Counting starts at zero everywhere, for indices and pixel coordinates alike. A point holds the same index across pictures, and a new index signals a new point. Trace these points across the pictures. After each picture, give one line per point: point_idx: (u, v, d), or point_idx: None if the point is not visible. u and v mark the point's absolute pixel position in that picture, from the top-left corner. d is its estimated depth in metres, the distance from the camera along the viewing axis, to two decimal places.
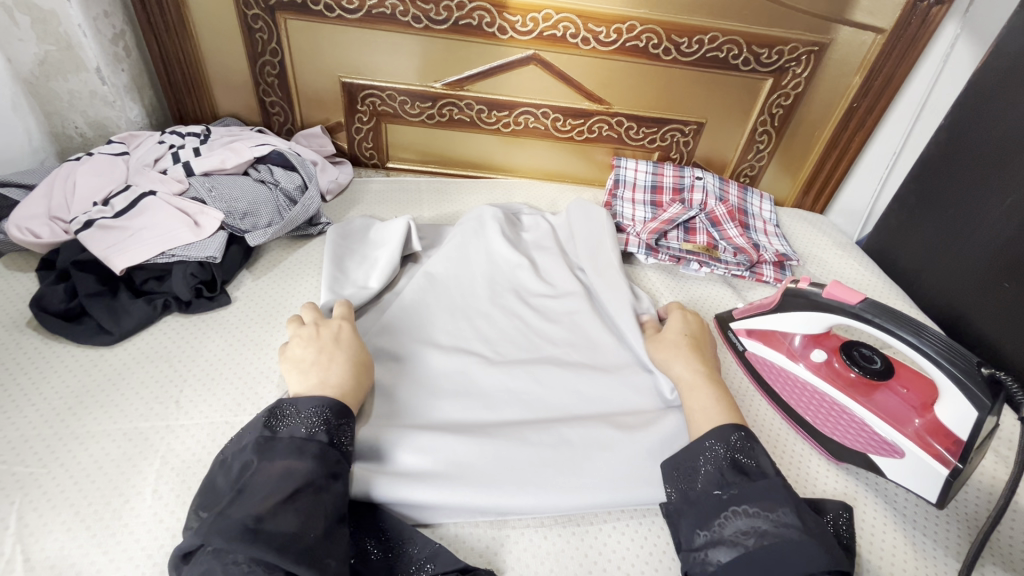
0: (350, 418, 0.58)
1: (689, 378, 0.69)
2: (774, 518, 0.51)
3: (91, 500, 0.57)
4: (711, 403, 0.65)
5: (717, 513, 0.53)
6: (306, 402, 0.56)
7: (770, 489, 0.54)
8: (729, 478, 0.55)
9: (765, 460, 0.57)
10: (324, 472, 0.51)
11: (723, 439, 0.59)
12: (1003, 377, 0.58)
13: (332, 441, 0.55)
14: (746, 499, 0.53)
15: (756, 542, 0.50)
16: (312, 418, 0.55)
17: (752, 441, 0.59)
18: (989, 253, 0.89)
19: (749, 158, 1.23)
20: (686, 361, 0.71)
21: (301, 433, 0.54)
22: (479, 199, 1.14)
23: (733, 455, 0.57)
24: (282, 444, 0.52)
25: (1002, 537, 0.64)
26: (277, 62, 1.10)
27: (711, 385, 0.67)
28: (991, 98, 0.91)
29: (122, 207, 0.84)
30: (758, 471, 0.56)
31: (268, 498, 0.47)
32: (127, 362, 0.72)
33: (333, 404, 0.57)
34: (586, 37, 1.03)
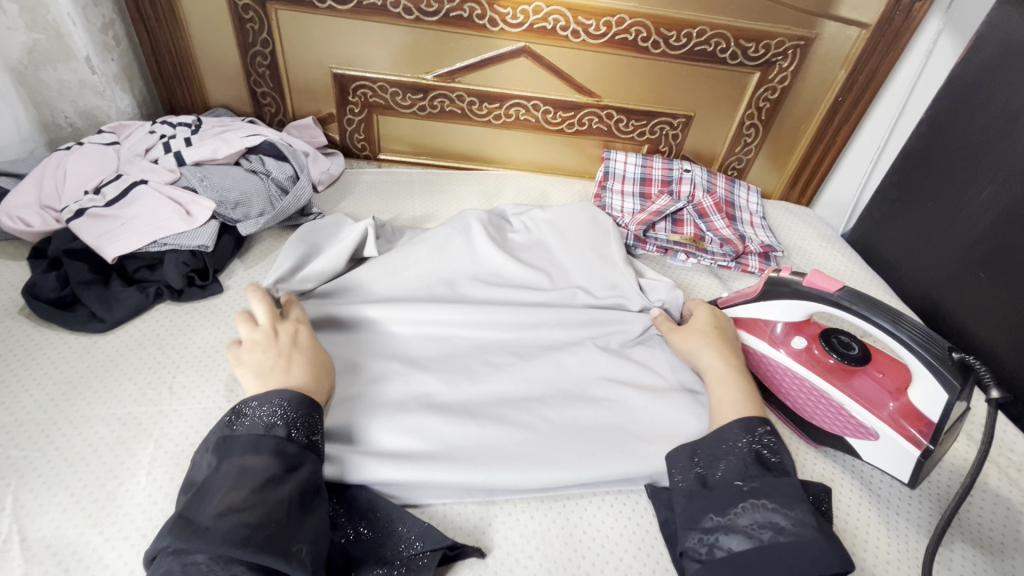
0: (316, 410, 0.58)
1: (720, 370, 0.70)
2: (791, 515, 0.52)
3: (86, 482, 0.58)
4: (736, 400, 0.65)
5: (733, 504, 0.54)
6: (264, 398, 0.56)
7: (788, 488, 0.55)
8: (753, 471, 0.56)
9: (788, 458, 0.58)
10: (284, 467, 0.52)
11: (749, 431, 0.60)
12: (973, 362, 0.60)
13: (291, 435, 0.54)
14: (765, 493, 0.54)
15: (771, 536, 0.51)
16: (269, 414, 0.55)
17: (777, 436, 0.60)
18: (965, 244, 0.92)
19: (737, 151, 1.24)
20: (721, 353, 0.72)
21: (259, 429, 0.53)
22: (469, 190, 1.15)
23: (756, 448, 0.58)
24: (239, 441, 0.53)
25: (971, 514, 0.67)
26: (268, 53, 1.10)
27: (741, 380, 0.68)
28: (970, 93, 0.93)
29: (113, 196, 0.84)
30: (780, 468, 0.57)
31: (229, 498, 0.48)
32: (120, 349, 0.73)
33: (293, 397, 0.56)
34: (576, 30, 1.04)
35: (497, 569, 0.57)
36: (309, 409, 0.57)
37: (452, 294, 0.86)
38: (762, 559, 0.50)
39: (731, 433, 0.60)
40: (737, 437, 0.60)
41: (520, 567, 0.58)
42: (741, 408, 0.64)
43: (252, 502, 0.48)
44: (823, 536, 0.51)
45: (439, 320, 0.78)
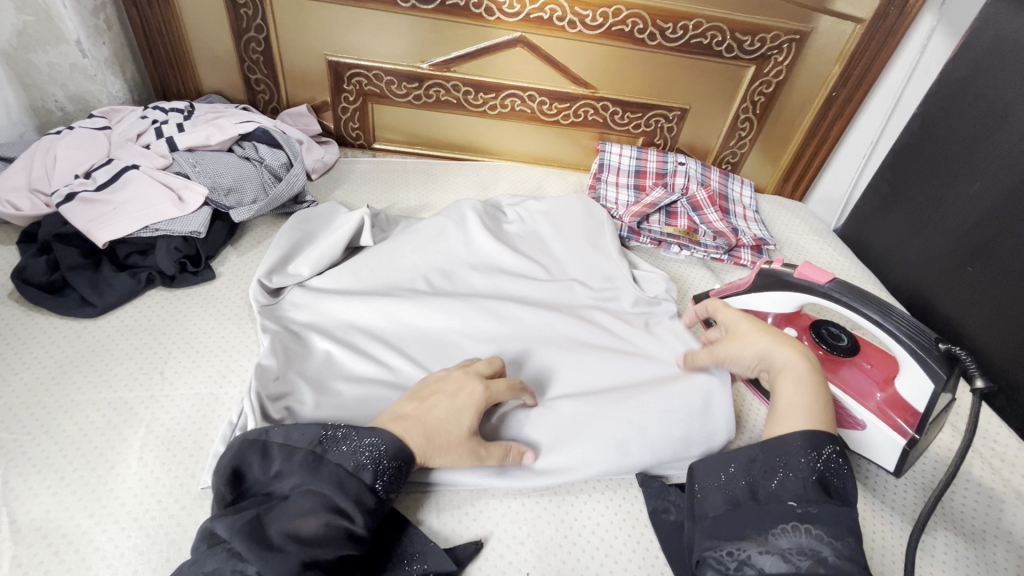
0: (406, 465, 0.53)
1: (797, 368, 0.63)
2: (839, 546, 0.48)
3: (76, 466, 0.58)
4: (820, 403, 0.59)
5: (784, 524, 0.50)
6: (373, 436, 0.53)
7: (845, 517, 0.50)
8: (810, 494, 0.51)
9: (852, 484, 0.53)
10: (361, 514, 0.49)
11: (815, 447, 0.54)
12: (959, 352, 0.61)
13: (375, 485, 0.51)
14: (820, 520, 0.49)
15: (810, 563, 0.47)
16: (366, 453, 0.52)
17: (843, 460, 0.54)
18: (955, 237, 0.93)
19: (731, 145, 1.25)
20: (797, 348, 0.65)
21: (348, 464, 0.51)
22: (465, 181, 1.15)
23: (820, 469, 0.53)
24: (325, 469, 0.50)
25: (953, 503, 0.68)
26: (262, 38, 1.09)
27: (820, 382, 0.62)
28: (962, 90, 0.93)
29: (104, 180, 0.84)
30: (841, 494, 0.51)
31: (304, 524, 0.47)
32: (112, 334, 0.72)
33: (392, 448, 0.53)
34: (573, 21, 1.04)
35: (489, 555, 0.58)
36: (406, 463, 0.53)
37: (446, 284, 0.86)
38: None
39: (793, 446, 0.55)
40: (801, 455, 0.54)
41: (511, 553, 0.58)
42: (822, 414, 0.58)
43: (319, 537, 0.47)
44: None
45: (432, 310, 0.79)
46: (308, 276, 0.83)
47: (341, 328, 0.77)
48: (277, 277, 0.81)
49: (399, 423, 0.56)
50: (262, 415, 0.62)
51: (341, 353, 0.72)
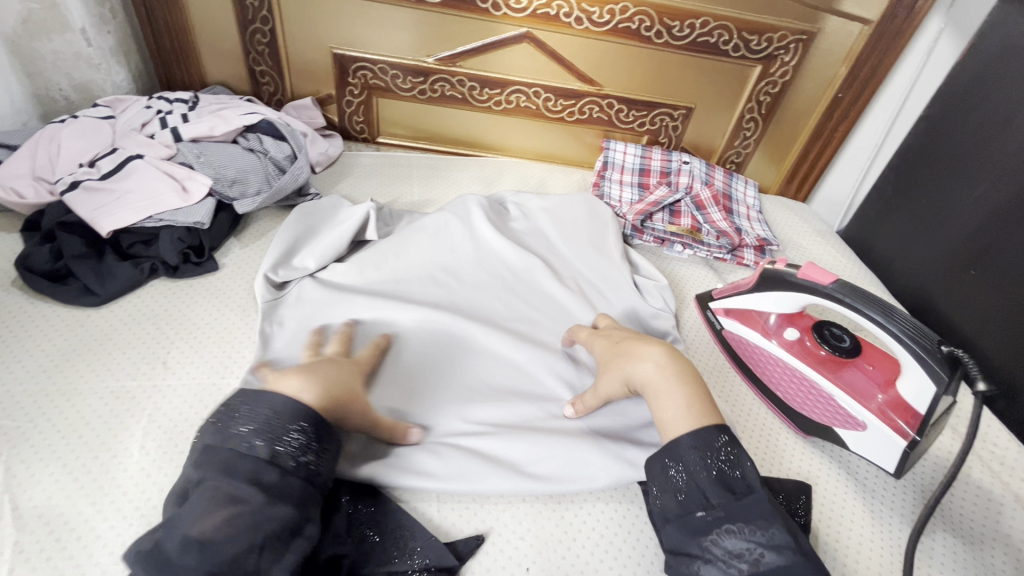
0: (307, 422, 0.53)
1: (655, 379, 0.61)
2: (767, 541, 0.50)
3: (78, 454, 0.58)
4: (684, 410, 0.58)
5: (713, 531, 0.52)
6: (260, 402, 0.53)
7: (758, 506, 0.52)
8: (714, 498, 0.53)
9: (750, 470, 0.54)
10: (266, 493, 0.49)
11: (707, 450, 0.55)
12: (961, 355, 0.61)
13: (274, 459, 0.50)
14: (735, 519, 0.51)
15: (747, 566, 0.49)
16: (253, 428, 0.51)
17: (736, 447, 0.55)
18: (958, 240, 0.93)
19: (736, 145, 1.25)
20: (649, 356, 0.64)
21: (241, 446, 0.51)
22: (469, 176, 1.15)
23: (716, 471, 0.54)
24: (218, 456, 0.50)
25: (952, 505, 0.68)
26: (267, 30, 1.08)
27: (680, 384, 0.60)
28: (968, 92, 0.93)
29: (108, 169, 0.83)
30: (743, 485, 0.53)
31: (202, 522, 0.46)
32: (114, 323, 0.72)
33: (282, 409, 0.53)
34: (579, 17, 1.04)
35: (490, 548, 0.58)
36: (310, 423, 0.53)
37: (450, 280, 0.87)
38: None
39: (685, 452, 0.55)
40: (696, 462, 0.55)
41: (512, 547, 0.59)
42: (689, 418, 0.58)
43: (224, 532, 0.46)
44: (803, 559, 0.50)
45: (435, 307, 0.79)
46: (313, 269, 0.83)
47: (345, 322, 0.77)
48: (282, 270, 0.81)
49: (287, 381, 0.57)
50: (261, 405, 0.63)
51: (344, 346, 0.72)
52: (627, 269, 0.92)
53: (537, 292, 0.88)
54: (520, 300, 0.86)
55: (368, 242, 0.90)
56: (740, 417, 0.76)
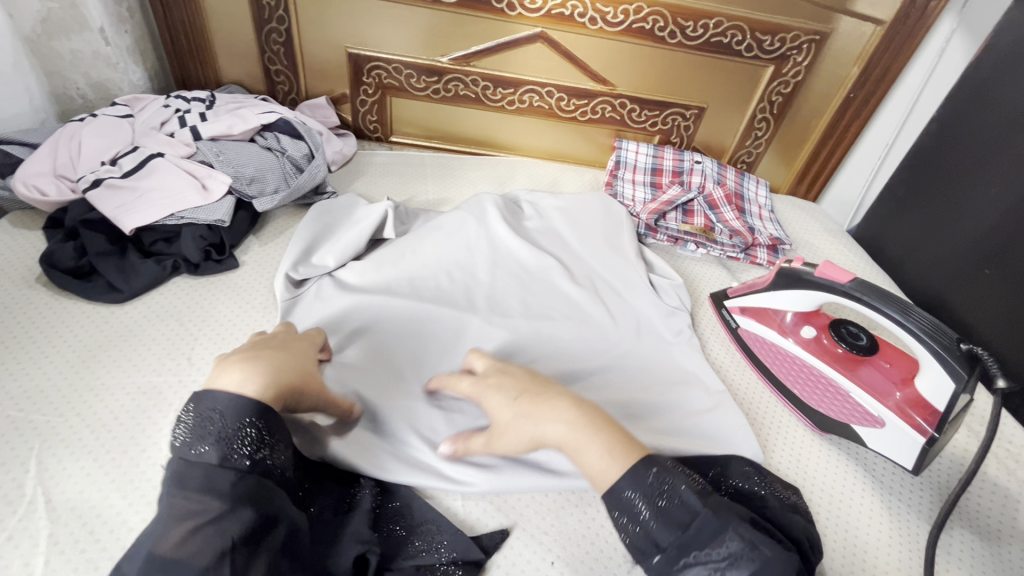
0: (254, 419, 0.50)
1: (569, 438, 0.53)
2: (727, 559, 0.47)
3: (108, 448, 0.59)
4: (608, 459, 0.52)
5: (676, 571, 0.48)
6: (201, 403, 0.50)
7: (707, 527, 0.48)
8: (665, 539, 0.49)
9: (685, 492, 0.50)
10: (224, 497, 0.46)
11: (636, 483, 0.51)
12: (981, 352, 0.62)
13: (224, 459, 0.48)
14: (689, 552, 0.48)
15: None
16: (197, 434, 0.49)
17: (665, 474, 0.51)
18: (971, 241, 0.94)
19: (747, 145, 1.25)
20: (556, 410, 0.55)
21: (189, 454, 0.48)
22: (482, 175, 1.16)
23: (654, 504, 0.50)
24: (171, 469, 0.48)
25: (970, 503, 0.69)
26: (284, 30, 1.09)
27: (598, 436, 0.53)
28: (982, 93, 0.94)
29: (129, 167, 0.84)
30: (683, 509, 0.49)
31: (165, 540, 0.44)
32: (137, 320, 0.73)
33: (223, 406, 0.50)
34: (593, 17, 1.05)
35: (514, 543, 0.59)
36: (257, 416, 0.50)
37: (467, 278, 0.88)
38: None
39: (623, 496, 0.51)
40: (632, 502, 0.50)
41: (537, 542, 0.59)
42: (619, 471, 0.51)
43: (187, 548, 0.43)
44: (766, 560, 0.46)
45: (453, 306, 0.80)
46: (332, 267, 0.84)
47: (366, 320, 0.78)
48: (302, 269, 0.82)
49: (227, 374, 0.52)
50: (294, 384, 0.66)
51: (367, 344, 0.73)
52: (642, 268, 0.93)
53: (551, 291, 0.89)
54: (535, 298, 0.87)
55: (385, 241, 0.90)
56: (757, 414, 0.76)
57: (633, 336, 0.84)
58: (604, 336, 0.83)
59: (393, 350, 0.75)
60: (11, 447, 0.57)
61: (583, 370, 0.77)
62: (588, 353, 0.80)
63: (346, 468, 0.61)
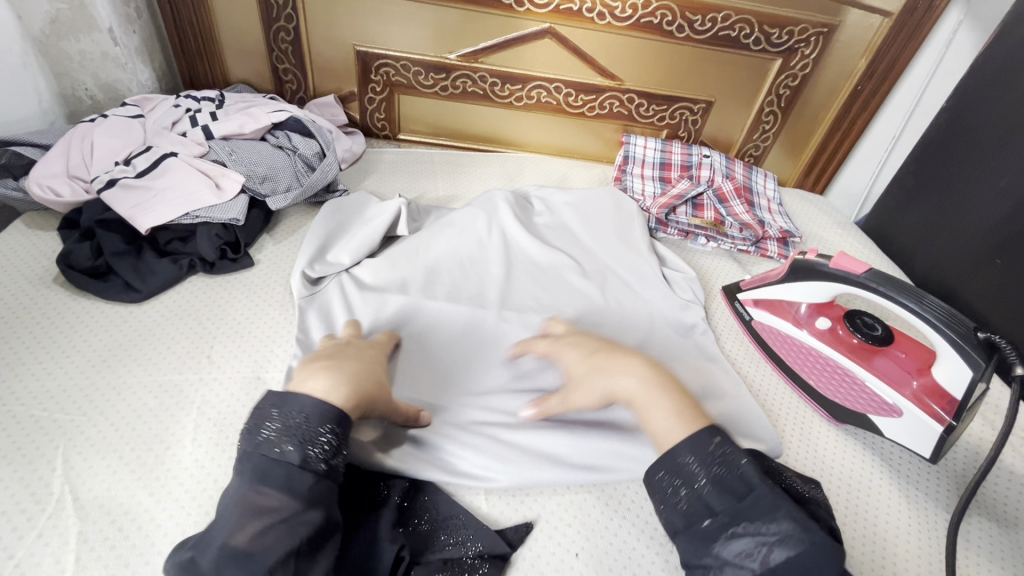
0: (339, 425, 0.51)
1: (640, 393, 0.59)
2: (774, 534, 0.47)
3: (133, 446, 0.59)
4: (671, 418, 0.56)
5: (724, 538, 0.49)
6: (293, 403, 0.51)
7: (763, 501, 0.49)
8: (718, 505, 0.50)
9: (749, 467, 0.51)
10: (300, 499, 0.48)
11: (700, 450, 0.52)
12: (999, 340, 0.62)
13: (305, 463, 0.49)
14: (741, 518, 0.48)
15: (759, 566, 0.46)
16: (283, 433, 0.49)
17: (730, 443, 0.53)
18: (983, 231, 0.94)
19: (754, 138, 1.25)
20: (629, 367, 0.62)
21: (273, 452, 0.49)
22: (491, 172, 1.16)
23: (713, 471, 0.51)
24: (250, 462, 0.48)
25: (987, 491, 0.69)
26: (292, 28, 1.09)
27: (663, 393, 0.59)
28: (990, 84, 0.94)
29: (143, 167, 0.84)
30: (743, 482, 0.50)
31: (239, 533, 0.45)
32: (155, 319, 0.73)
33: (311, 408, 0.51)
34: (602, 12, 1.05)
35: (538, 537, 0.59)
36: (339, 424, 0.51)
37: (481, 274, 0.88)
38: None
39: (681, 459, 0.53)
40: (688, 466, 0.52)
41: (560, 535, 0.60)
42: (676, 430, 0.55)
43: (261, 543, 0.45)
44: (813, 542, 0.46)
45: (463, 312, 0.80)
46: (348, 264, 0.84)
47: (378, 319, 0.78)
48: (318, 266, 0.82)
49: (314, 379, 0.55)
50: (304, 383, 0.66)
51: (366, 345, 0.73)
52: (654, 262, 0.93)
53: (564, 286, 0.89)
54: (548, 293, 0.88)
55: (399, 238, 0.91)
56: (773, 405, 0.77)
57: (648, 330, 0.84)
58: (619, 330, 0.83)
59: (411, 346, 0.75)
60: (36, 446, 0.58)
61: None
62: None
63: (368, 465, 0.61)
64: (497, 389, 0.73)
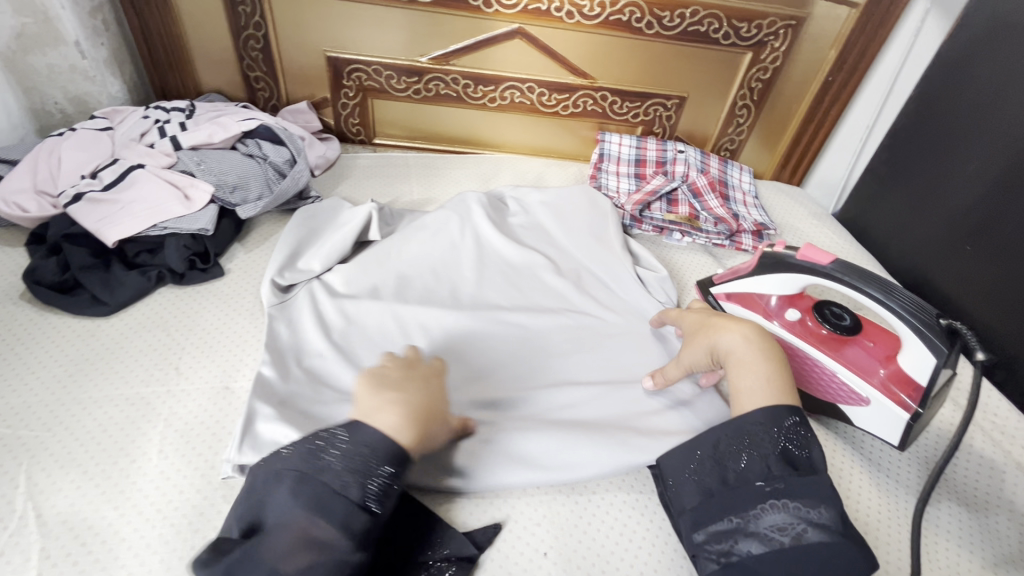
0: (399, 468, 0.52)
1: (740, 350, 0.66)
2: (814, 517, 0.53)
3: (98, 460, 0.59)
4: (763, 383, 0.63)
5: (761, 504, 0.54)
6: (363, 438, 0.52)
7: (816, 488, 0.55)
8: (776, 470, 0.56)
9: (816, 452, 0.58)
10: (350, 538, 0.48)
11: (778, 422, 0.59)
12: (960, 327, 0.63)
13: (366, 500, 0.50)
14: (791, 493, 0.54)
15: (791, 539, 0.52)
16: (353, 468, 0.50)
17: (806, 428, 0.59)
18: (954, 217, 0.94)
19: (729, 132, 1.26)
20: (739, 329, 0.68)
21: (335, 484, 0.49)
22: (466, 174, 1.16)
23: (783, 444, 0.58)
24: (310, 490, 0.49)
25: (956, 475, 0.70)
26: (261, 36, 1.09)
27: (763, 360, 0.65)
28: (956, 72, 0.95)
29: (110, 180, 0.84)
30: (807, 464, 0.57)
31: (291, 561, 0.46)
32: (124, 331, 0.73)
33: (383, 452, 0.52)
34: (570, 11, 1.05)
35: (507, 537, 0.60)
36: (400, 468, 0.52)
37: (454, 277, 0.88)
38: (783, 562, 0.51)
39: (756, 425, 0.59)
40: (761, 432, 0.59)
41: (529, 535, 0.60)
42: (766, 394, 0.62)
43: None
44: (846, 540, 0.52)
45: (435, 317, 0.80)
46: (318, 271, 0.84)
47: (345, 326, 0.77)
48: (288, 274, 0.82)
49: (385, 414, 0.54)
50: (268, 392, 0.66)
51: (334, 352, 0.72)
52: (628, 260, 0.94)
53: (539, 286, 0.90)
54: (522, 294, 0.88)
55: (371, 243, 0.91)
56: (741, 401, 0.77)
57: (623, 327, 0.85)
58: (593, 328, 0.84)
59: (379, 351, 0.75)
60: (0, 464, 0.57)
61: (573, 363, 0.78)
62: (576, 345, 0.81)
63: None
64: (469, 390, 0.72)
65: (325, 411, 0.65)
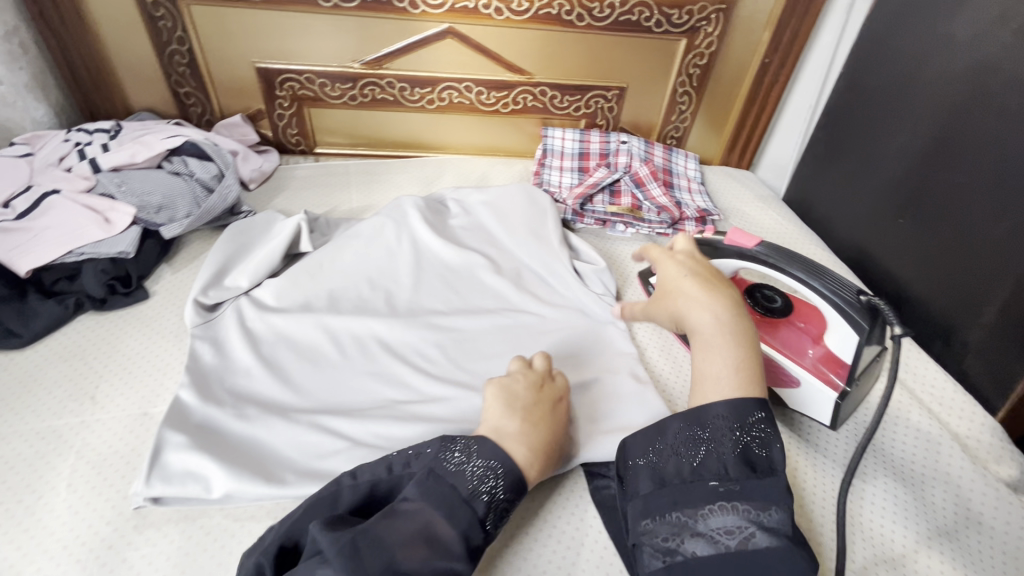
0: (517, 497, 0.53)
1: (708, 331, 0.62)
2: (763, 520, 0.51)
3: (2, 499, 0.57)
4: (726, 370, 0.59)
5: (712, 504, 0.52)
6: (490, 453, 0.53)
7: (772, 489, 0.52)
8: (731, 471, 0.54)
9: (777, 451, 0.55)
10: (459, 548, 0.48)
11: (739, 420, 0.56)
12: (879, 304, 0.64)
13: (486, 518, 0.50)
14: (745, 495, 0.52)
15: (738, 542, 0.50)
16: (482, 478, 0.52)
17: (769, 424, 0.56)
18: (890, 190, 0.94)
19: (672, 120, 1.25)
20: (713, 304, 0.63)
21: (464, 490, 0.50)
22: (408, 178, 1.14)
23: (743, 443, 0.55)
24: (441, 489, 0.50)
25: (891, 448, 0.70)
26: (186, 50, 1.07)
27: (730, 345, 0.60)
28: (881, 47, 0.95)
29: (24, 208, 0.81)
30: (766, 465, 0.54)
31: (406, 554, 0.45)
32: (38, 363, 0.70)
33: (510, 473, 0.53)
34: (498, 8, 1.04)
35: None
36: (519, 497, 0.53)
37: (389, 284, 0.86)
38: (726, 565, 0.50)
39: (716, 417, 0.57)
40: (723, 426, 0.56)
41: None
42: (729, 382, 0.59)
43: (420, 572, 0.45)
44: (795, 545, 0.50)
45: (367, 327, 0.78)
46: (246, 288, 0.82)
47: (272, 341, 0.76)
48: (213, 292, 0.79)
49: (520, 447, 0.55)
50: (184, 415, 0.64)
51: (259, 368, 0.71)
52: (567, 256, 0.92)
53: (477, 287, 0.88)
54: (459, 296, 0.86)
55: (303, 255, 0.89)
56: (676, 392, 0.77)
57: (561, 324, 0.83)
58: (530, 327, 0.82)
59: (305, 365, 0.73)
60: None
61: None
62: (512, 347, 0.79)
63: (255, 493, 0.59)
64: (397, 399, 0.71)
65: (245, 433, 0.64)
